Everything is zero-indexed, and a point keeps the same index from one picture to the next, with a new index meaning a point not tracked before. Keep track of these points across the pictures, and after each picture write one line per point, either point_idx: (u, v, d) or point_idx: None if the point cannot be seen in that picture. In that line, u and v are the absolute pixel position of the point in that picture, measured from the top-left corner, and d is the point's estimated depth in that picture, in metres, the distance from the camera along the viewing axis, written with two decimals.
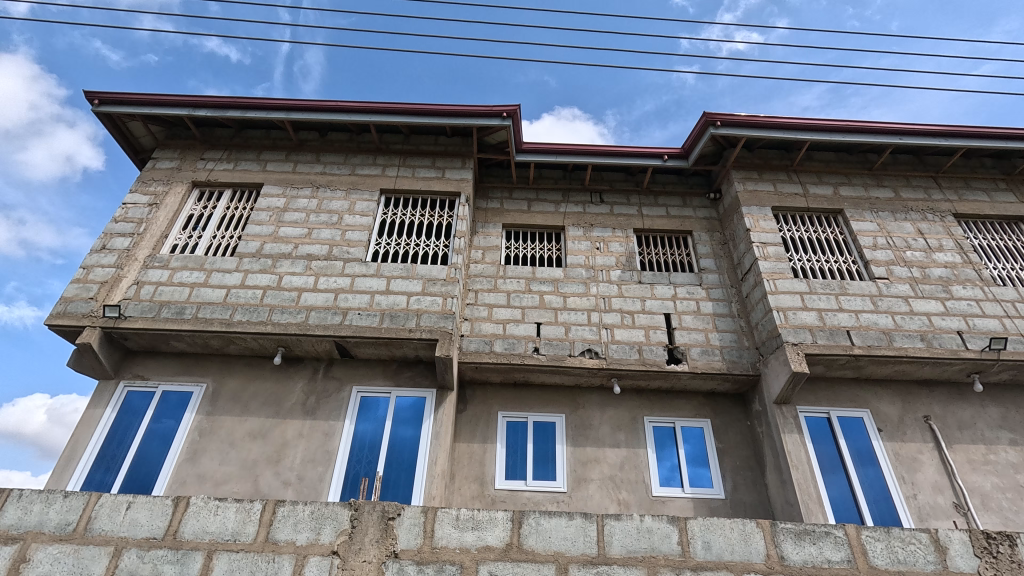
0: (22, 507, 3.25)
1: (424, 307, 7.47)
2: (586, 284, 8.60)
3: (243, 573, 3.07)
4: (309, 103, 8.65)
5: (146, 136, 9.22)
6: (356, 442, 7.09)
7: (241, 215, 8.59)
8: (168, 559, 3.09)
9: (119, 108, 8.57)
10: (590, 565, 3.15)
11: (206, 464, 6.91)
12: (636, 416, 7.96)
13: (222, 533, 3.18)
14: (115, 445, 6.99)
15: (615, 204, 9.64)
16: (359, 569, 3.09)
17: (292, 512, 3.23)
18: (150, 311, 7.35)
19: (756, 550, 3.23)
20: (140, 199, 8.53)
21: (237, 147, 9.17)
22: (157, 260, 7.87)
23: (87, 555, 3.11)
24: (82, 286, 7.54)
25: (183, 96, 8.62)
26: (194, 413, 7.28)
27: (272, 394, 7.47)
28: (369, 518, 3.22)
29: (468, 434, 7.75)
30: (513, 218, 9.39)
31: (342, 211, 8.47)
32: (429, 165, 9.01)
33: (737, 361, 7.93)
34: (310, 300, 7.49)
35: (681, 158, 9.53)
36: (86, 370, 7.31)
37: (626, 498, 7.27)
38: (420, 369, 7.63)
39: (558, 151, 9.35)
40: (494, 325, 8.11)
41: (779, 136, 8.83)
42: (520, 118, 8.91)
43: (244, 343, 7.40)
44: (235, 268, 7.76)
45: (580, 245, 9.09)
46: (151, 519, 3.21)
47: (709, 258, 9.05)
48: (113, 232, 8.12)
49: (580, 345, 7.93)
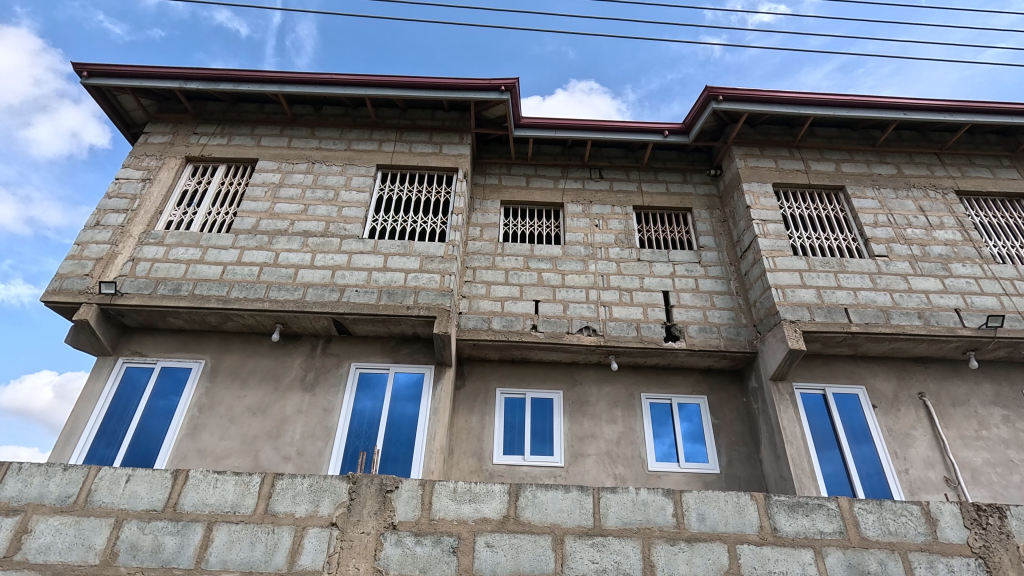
0: (22, 480, 3.27)
1: (422, 284, 7.45)
2: (585, 261, 8.55)
3: (243, 544, 3.10)
4: (303, 76, 8.46)
5: (137, 110, 9.01)
6: (355, 417, 7.15)
7: (236, 190, 8.49)
8: (169, 531, 3.13)
9: (108, 81, 8.37)
10: (586, 536, 3.20)
11: (206, 439, 6.96)
12: (633, 392, 8.02)
13: (221, 505, 3.21)
14: (115, 419, 7.04)
15: (615, 180, 9.55)
16: (357, 541, 3.12)
17: (291, 484, 3.25)
18: (147, 288, 7.31)
19: (749, 522, 3.28)
20: (133, 174, 8.40)
21: (231, 121, 9.01)
22: (152, 237, 7.81)
23: (87, 527, 3.13)
24: (76, 262, 7.47)
25: (175, 68, 8.43)
26: (194, 388, 7.31)
27: (271, 370, 7.48)
28: (367, 491, 3.26)
29: (465, 409, 7.82)
30: (511, 195, 9.30)
31: (338, 186, 8.36)
32: (426, 141, 8.88)
33: (734, 338, 7.94)
34: (307, 277, 7.46)
35: (682, 135, 9.39)
36: (84, 347, 7.32)
37: (622, 472, 7.36)
38: (418, 346, 7.65)
39: (557, 127, 9.22)
40: (492, 302, 8.09)
41: (782, 112, 8.69)
42: (518, 93, 8.74)
43: (241, 320, 7.38)
44: (231, 245, 7.69)
45: (579, 222, 9.00)
46: (150, 492, 3.23)
47: (708, 236, 9.00)
48: (106, 208, 8.02)
49: (578, 323, 7.93)
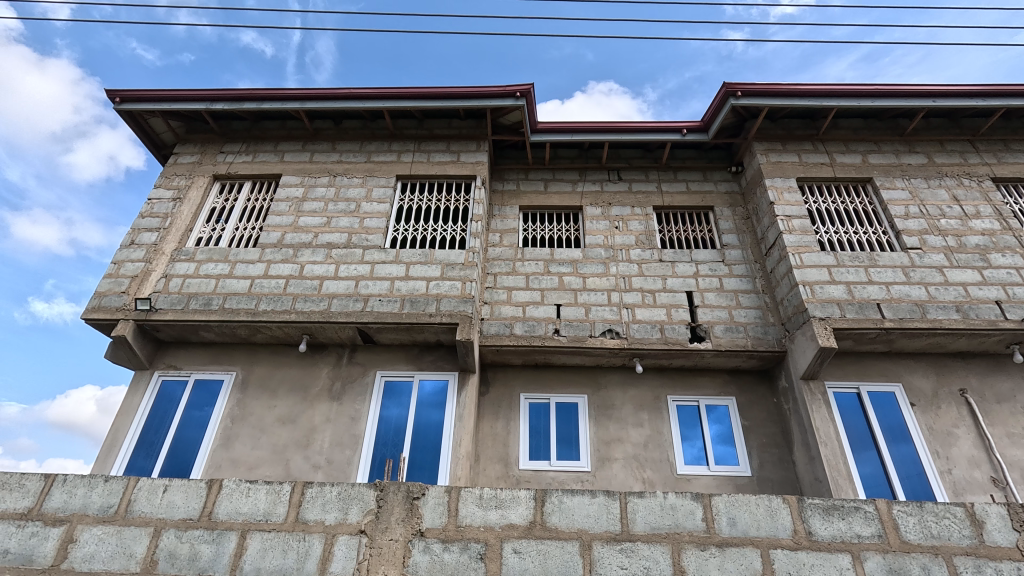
0: (67, 490, 3.40)
1: (444, 291, 7.51)
2: (606, 264, 8.50)
3: (275, 552, 3.16)
4: (323, 92, 8.66)
5: (166, 132, 9.35)
6: (382, 425, 7.24)
7: (262, 206, 8.73)
8: (205, 539, 3.21)
9: (139, 105, 8.72)
10: (614, 541, 3.16)
11: (239, 449, 7.13)
12: (659, 395, 7.92)
13: (254, 514, 3.28)
14: (153, 431, 7.28)
15: (634, 181, 9.49)
16: (385, 548, 3.15)
17: (320, 493, 3.31)
18: (180, 303, 7.55)
19: (783, 526, 3.20)
20: (164, 194, 8.71)
21: (255, 139, 9.28)
22: (183, 253, 8.07)
23: (128, 535, 3.24)
24: (113, 280, 7.78)
25: (202, 90, 8.73)
26: (226, 399, 7.51)
27: (299, 380, 7.63)
28: (394, 498, 3.29)
29: (490, 415, 7.83)
30: (530, 200, 9.31)
31: (360, 198, 8.51)
32: (444, 150, 8.99)
33: (762, 337, 7.77)
34: (332, 288, 7.60)
35: (701, 133, 9.28)
36: (122, 361, 7.59)
37: (651, 476, 7.26)
38: (442, 353, 7.71)
39: (573, 130, 9.21)
40: (514, 308, 8.10)
41: (804, 105, 8.51)
42: (533, 98, 8.78)
43: (270, 332, 7.56)
44: (258, 259, 7.90)
45: (598, 225, 8.96)
46: (187, 501, 3.33)
47: (731, 234, 8.85)
48: (140, 227, 8.33)
49: (600, 326, 7.87)
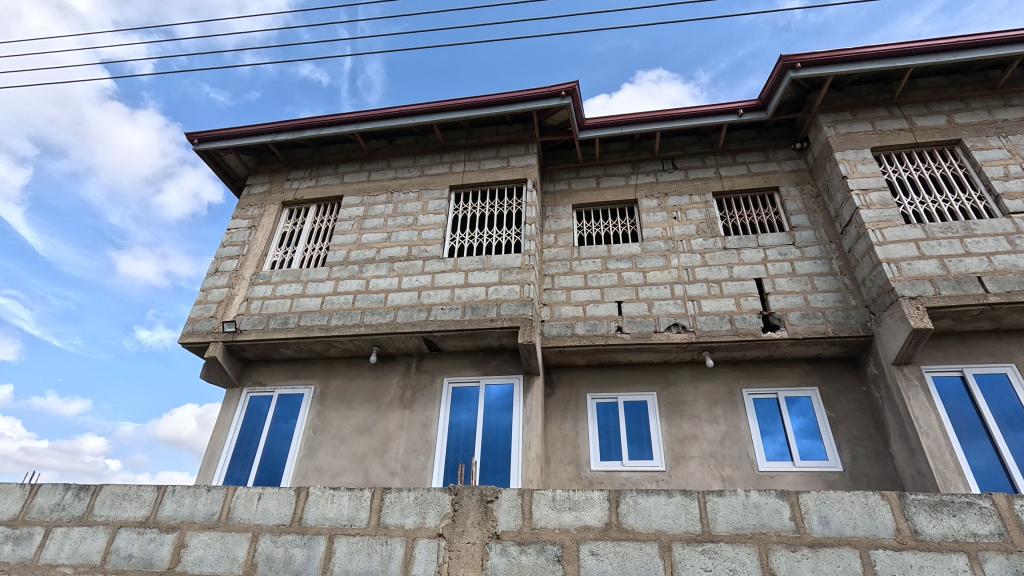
0: (176, 500, 3.73)
1: (503, 296, 7.58)
2: (666, 256, 8.25)
3: (361, 555, 3.31)
4: (376, 113, 9.03)
5: (239, 166, 10.11)
6: (453, 431, 7.40)
7: (327, 227, 9.22)
8: (297, 544, 3.42)
9: (215, 144, 9.47)
10: (695, 543, 3.05)
11: (322, 458, 7.54)
12: (733, 388, 7.57)
13: (339, 519, 3.46)
14: (246, 444, 7.85)
15: (690, 169, 9.16)
16: (464, 550, 3.21)
17: (398, 498, 3.43)
18: (261, 324, 8.11)
19: (883, 525, 2.96)
20: (241, 223, 9.41)
21: (317, 164, 9.82)
22: (261, 277, 8.66)
23: (231, 541, 3.51)
24: (203, 306, 8.48)
25: (267, 124, 9.36)
26: (307, 412, 7.96)
27: (372, 391, 7.97)
28: (469, 502, 3.35)
29: (558, 417, 7.80)
30: (582, 198, 9.22)
31: (416, 211, 8.78)
32: (494, 156, 9.10)
33: (845, 322, 7.23)
34: (397, 300, 7.88)
35: (759, 111, 8.82)
36: (215, 380, 8.25)
37: (730, 474, 6.95)
38: (505, 357, 7.79)
39: (622, 123, 9.02)
40: (574, 308, 8.03)
41: (874, 69, 7.87)
42: (579, 95, 8.70)
43: (343, 346, 7.95)
44: (327, 277, 8.34)
45: (655, 217, 8.72)
46: (279, 508, 3.57)
47: (801, 215, 8.33)
48: (222, 256, 9.03)
49: (665, 320, 7.64)
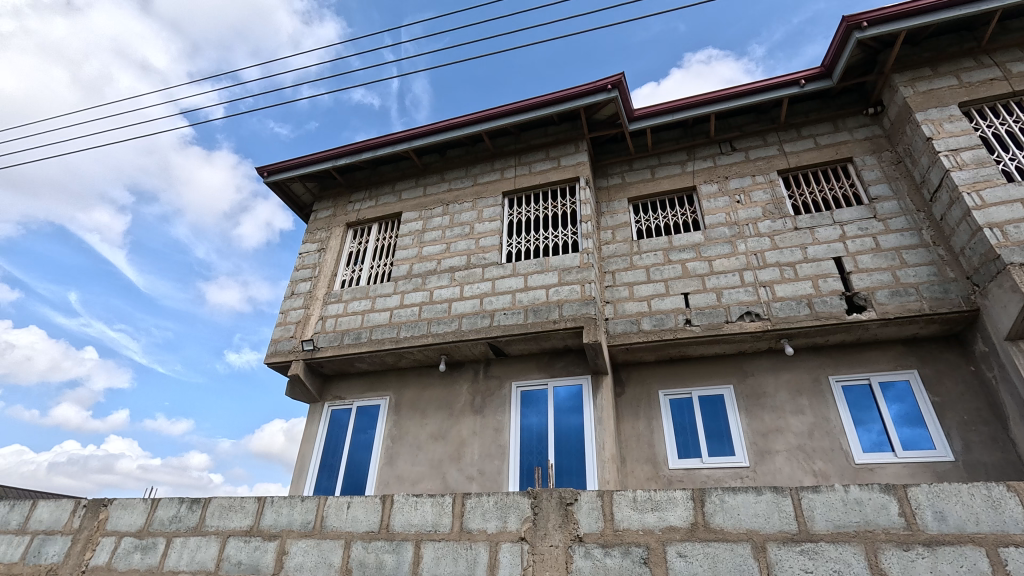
0: (275, 510, 4.00)
1: (564, 296, 7.55)
2: (732, 242, 7.89)
3: (447, 559, 3.40)
4: (426, 128, 9.30)
5: (306, 194, 10.74)
6: (525, 434, 7.44)
7: (389, 243, 9.58)
8: (386, 550, 3.56)
9: (282, 175, 10.12)
10: (792, 543, 2.88)
11: (402, 466, 7.81)
12: (818, 376, 7.10)
13: (424, 525, 3.56)
14: (331, 455, 8.29)
15: (751, 149, 8.72)
16: (548, 554, 3.21)
17: (479, 503, 3.49)
18: (336, 340, 8.53)
19: (1011, 519, 2.67)
20: (311, 247, 9.98)
21: (375, 184, 10.25)
22: (332, 296, 9.13)
23: (327, 547, 3.71)
24: (284, 327, 9.05)
25: (328, 151, 9.89)
26: (385, 422, 8.29)
27: (443, 398, 8.17)
28: (549, 505, 3.34)
29: (631, 415, 7.63)
30: (638, 190, 9.01)
31: (472, 220, 8.94)
32: (544, 158, 9.09)
33: (942, 296, 6.59)
34: (460, 309, 8.04)
35: (824, 79, 8.24)
36: (299, 396, 8.78)
37: (823, 468, 6.51)
38: (572, 358, 7.74)
39: (674, 109, 8.74)
40: (638, 303, 7.85)
41: (955, 16, 7.15)
42: (626, 87, 8.53)
43: (412, 356, 8.21)
44: (393, 291, 8.66)
45: (717, 202, 8.37)
46: (367, 515, 3.73)
47: (880, 184, 7.69)
48: (297, 279, 9.61)
49: (736, 309, 7.29)
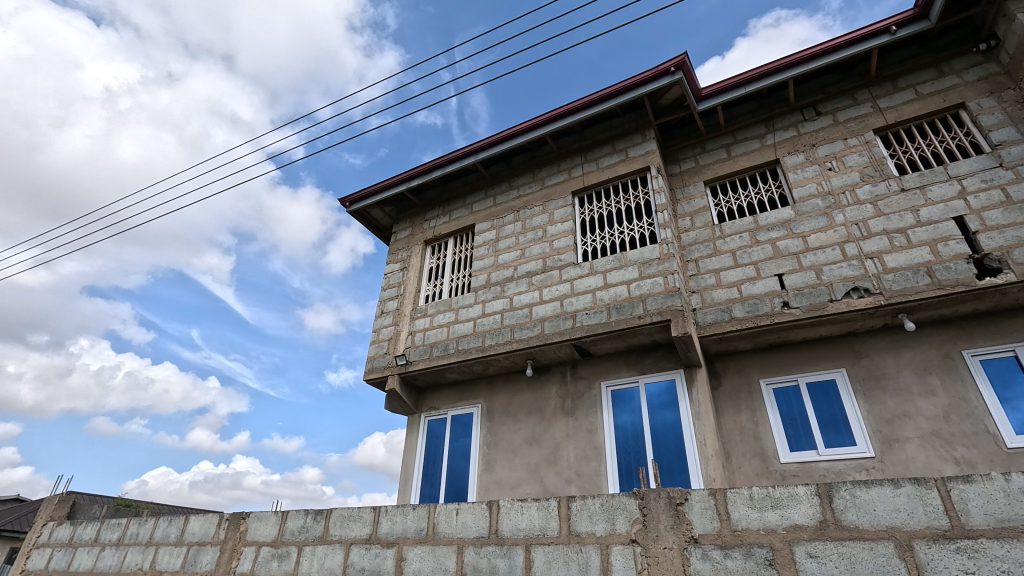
0: (390, 518, 4.21)
1: (647, 290, 7.33)
2: (828, 214, 7.27)
3: (559, 563, 3.40)
4: (491, 139, 9.48)
5: (385, 217, 11.32)
6: (620, 434, 7.29)
7: (466, 255, 9.84)
8: (498, 554, 3.63)
9: (362, 202, 10.75)
10: (944, 541, 2.57)
11: (500, 471, 7.94)
12: (948, 352, 6.33)
13: (532, 529, 3.59)
14: (432, 464, 8.62)
15: (839, 111, 8.02)
16: (662, 556, 3.11)
17: (585, 505, 3.47)
18: (426, 353, 8.88)
19: None
20: (395, 267, 10.49)
21: (448, 200, 10.59)
22: (418, 311, 9.52)
23: (441, 553, 3.85)
24: (377, 345, 9.57)
25: (401, 174, 10.37)
26: (479, 429, 8.48)
27: (534, 403, 8.22)
28: (658, 506, 3.23)
29: (731, 408, 7.23)
30: (714, 171, 8.57)
31: (545, 224, 8.95)
32: (611, 152, 8.92)
33: None
34: (542, 312, 8.07)
35: (919, 21, 7.41)
36: (398, 409, 9.22)
37: (966, 455, 5.77)
38: (661, 352, 7.50)
39: (746, 81, 8.23)
40: (727, 290, 7.43)
41: None
42: (690, 66, 8.17)
43: (500, 363, 8.35)
44: (474, 302, 8.88)
45: (805, 173, 7.76)
46: (476, 521, 3.82)
47: (1004, 128, 6.74)
48: (385, 298, 10.14)
49: (841, 286, 6.68)
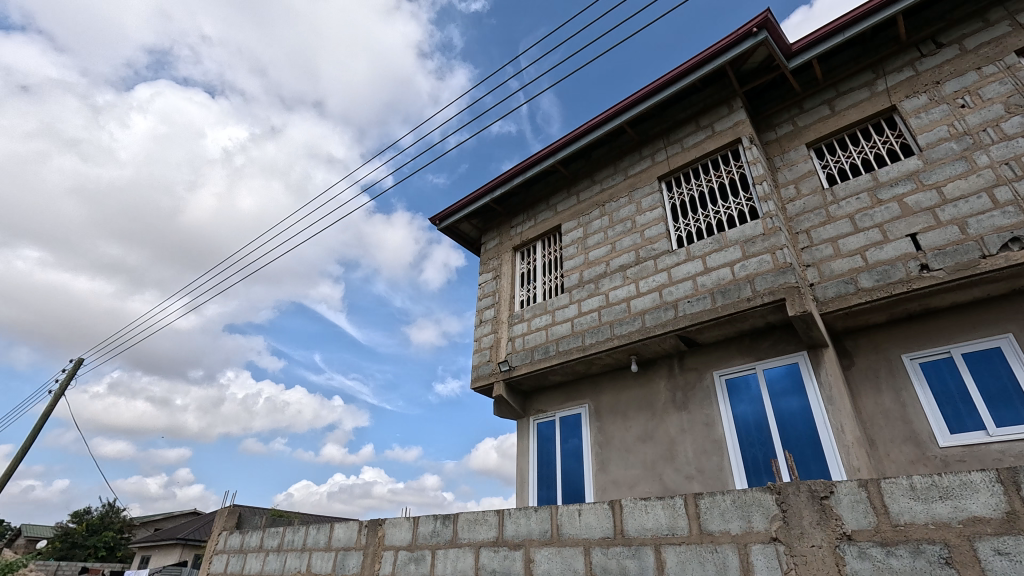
0: (514, 521, 4.30)
1: (754, 270, 6.83)
2: (966, 158, 6.30)
3: (694, 564, 3.25)
4: (568, 138, 9.43)
5: (473, 230, 11.69)
6: (741, 426, 6.83)
7: (556, 257, 9.85)
8: (627, 556, 3.55)
9: (451, 218, 11.18)
10: None
11: (615, 471, 7.78)
12: None
13: (660, 529, 3.47)
14: (546, 466, 8.68)
15: (967, 38, 7.00)
16: (811, 555, 2.85)
17: (714, 503, 3.30)
18: (527, 357, 8.99)
19: None
20: (488, 276, 10.77)
21: (531, 205, 10.69)
22: (515, 317, 9.67)
23: (568, 554, 3.85)
24: (480, 353, 9.86)
25: (484, 186, 10.65)
26: (589, 429, 8.40)
27: (643, 399, 7.97)
28: (799, 501, 2.97)
29: (870, 389, 6.48)
30: (816, 131, 7.80)
31: (633, 214, 8.70)
32: (696, 129, 8.47)
33: None
34: (640, 305, 7.82)
35: None
36: (507, 414, 9.43)
37: None
38: (779, 335, 6.96)
39: (844, 26, 7.41)
40: (849, 259, 6.68)
41: None
42: (775, 23, 7.53)
43: (602, 361, 8.23)
44: (570, 302, 8.84)
45: (930, 116, 6.81)
46: (599, 522, 3.78)
47: None
48: (482, 308, 10.44)
49: (995, 238, 5.73)
